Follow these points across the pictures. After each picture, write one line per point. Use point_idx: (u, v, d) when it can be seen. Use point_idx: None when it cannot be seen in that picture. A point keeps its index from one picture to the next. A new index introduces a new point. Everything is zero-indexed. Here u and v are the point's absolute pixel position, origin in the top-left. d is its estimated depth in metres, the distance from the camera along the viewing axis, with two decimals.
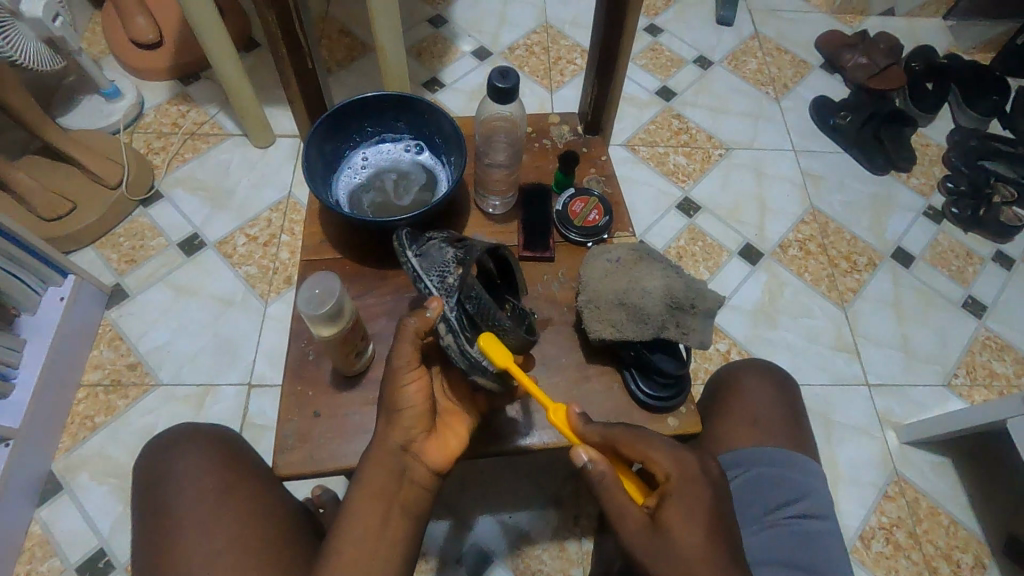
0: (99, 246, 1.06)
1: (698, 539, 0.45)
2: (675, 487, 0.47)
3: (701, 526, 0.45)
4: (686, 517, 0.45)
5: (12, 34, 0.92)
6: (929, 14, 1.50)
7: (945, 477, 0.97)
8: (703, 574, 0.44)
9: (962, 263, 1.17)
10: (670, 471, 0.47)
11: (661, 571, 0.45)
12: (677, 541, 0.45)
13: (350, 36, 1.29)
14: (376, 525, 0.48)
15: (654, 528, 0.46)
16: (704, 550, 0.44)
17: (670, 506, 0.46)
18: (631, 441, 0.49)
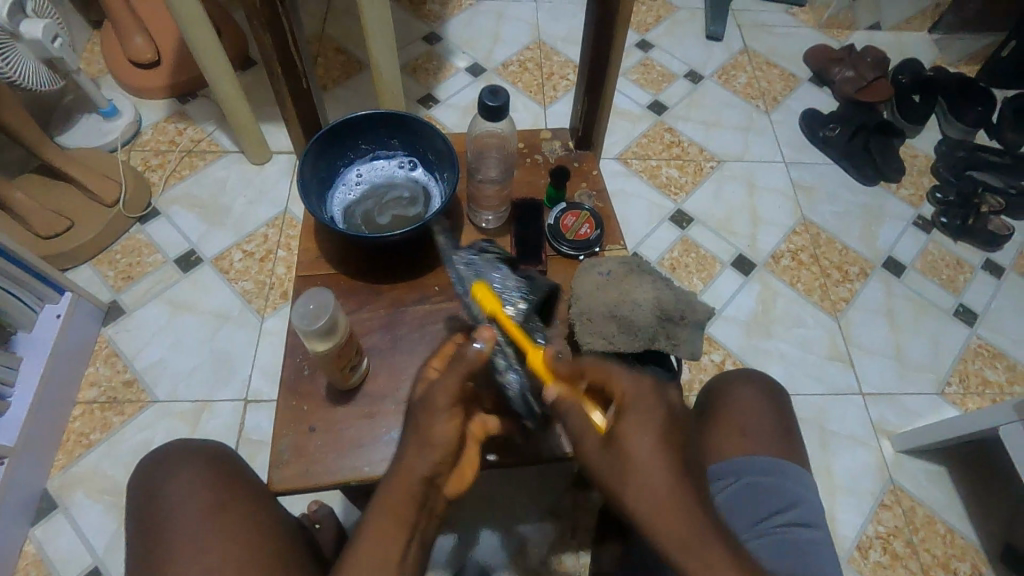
0: (96, 264, 1.07)
1: (649, 451, 0.41)
2: (629, 405, 0.44)
3: (655, 443, 0.42)
4: (638, 435, 0.42)
5: (11, 55, 0.93)
6: (914, 28, 1.53)
7: (941, 486, 0.97)
8: (647, 482, 0.41)
9: (953, 272, 1.18)
10: (627, 392, 0.45)
11: (614, 484, 0.42)
12: (630, 455, 0.42)
13: (347, 54, 1.31)
14: (397, 553, 0.42)
15: (608, 445, 0.43)
16: (651, 459, 0.41)
17: (622, 426, 0.43)
18: (593, 366, 0.47)
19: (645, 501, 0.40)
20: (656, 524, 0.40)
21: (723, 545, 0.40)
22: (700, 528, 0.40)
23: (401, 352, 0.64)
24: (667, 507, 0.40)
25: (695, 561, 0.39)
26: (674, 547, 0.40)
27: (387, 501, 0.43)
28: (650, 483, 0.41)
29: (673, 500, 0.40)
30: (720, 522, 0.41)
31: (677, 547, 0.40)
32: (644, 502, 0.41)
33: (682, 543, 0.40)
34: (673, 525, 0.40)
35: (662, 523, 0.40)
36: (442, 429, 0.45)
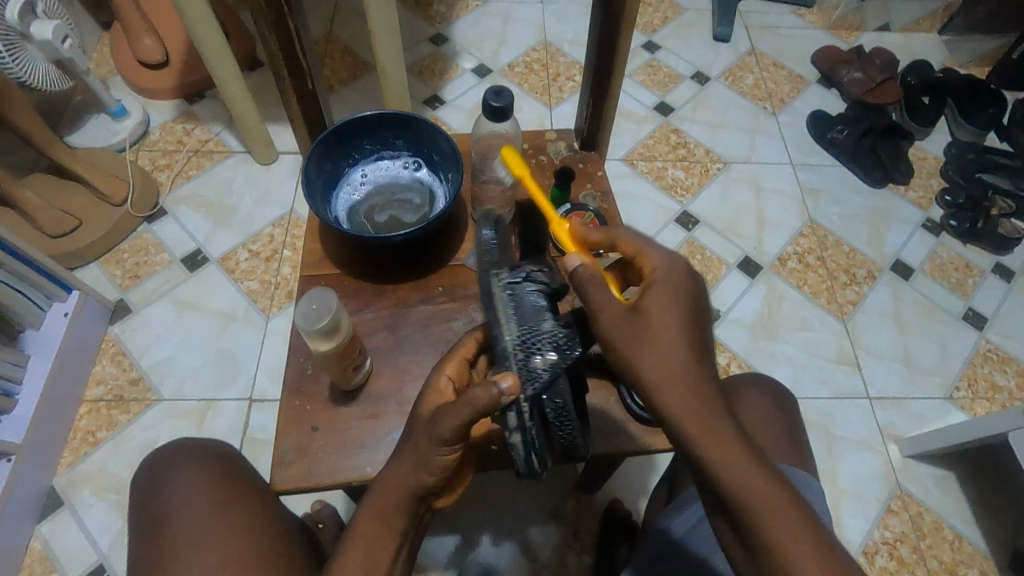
0: (104, 263, 1.07)
1: (672, 319, 0.43)
2: (659, 280, 0.46)
3: (680, 319, 0.44)
4: (664, 307, 0.44)
5: (22, 56, 0.95)
6: (923, 29, 1.52)
7: (948, 491, 0.96)
8: (667, 352, 0.42)
9: (962, 275, 1.17)
10: (658, 267, 0.47)
11: (628, 349, 0.43)
12: (653, 324, 0.43)
13: (353, 55, 1.32)
14: (384, 565, 0.46)
15: (633, 311, 0.45)
16: (673, 325, 0.43)
17: (650, 292, 0.45)
18: (628, 239, 0.49)
19: (664, 369, 0.42)
20: (669, 390, 0.41)
21: (729, 422, 0.41)
22: (712, 403, 0.41)
23: (404, 353, 0.64)
24: (682, 376, 0.42)
25: (700, 431, 0.41)
26: (683, 414, 0.41)
27: (379, 514, 0.46)
28: (673, 351, 0.42)
29: (688, 371, 0.42)
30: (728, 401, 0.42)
31: (686, 416, 0.41)
32: (658, 367, 0.42)
33: (690, 413, 0.41)
34: (684, 397, 0.41)
35: (676, 393, 0.41)
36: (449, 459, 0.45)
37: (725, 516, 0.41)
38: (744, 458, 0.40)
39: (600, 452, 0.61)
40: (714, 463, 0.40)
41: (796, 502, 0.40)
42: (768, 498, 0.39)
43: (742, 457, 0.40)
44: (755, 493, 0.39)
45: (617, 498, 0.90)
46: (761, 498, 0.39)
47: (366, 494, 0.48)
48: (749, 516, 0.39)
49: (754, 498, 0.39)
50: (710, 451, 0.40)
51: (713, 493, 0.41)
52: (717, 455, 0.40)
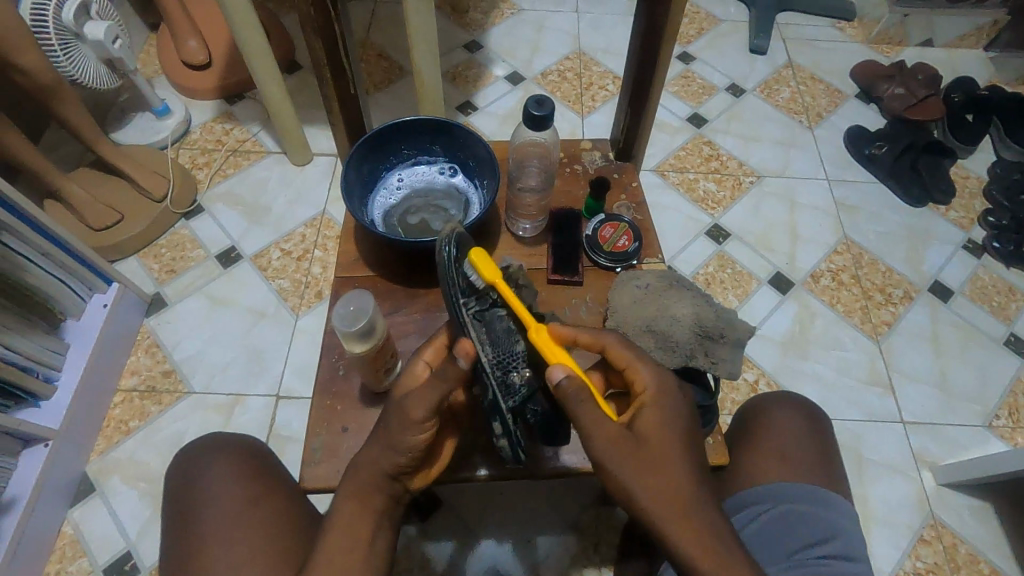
0: (142, 257, 1.11)
1: (671, 442, 0.46)
2: (650, 398, 0.49)
3: (675, 437, 0.46)
4: (660, 425, 0.47)
5: (74, 54, 0.98)
6: (968, 45, 1.48)
7: (985, 523, 0.93)
8: (672, 477, 0.44)
9: (1004, 299, 1.13)
10: (648, 385, 0.50)
11: (630, 475, 0.44)
12: (650, 443, 0.45)
13: (389, 60, 1.34)
14: (365, 540, 0.46)
15: (632, 433, 0.46)
16: (673, 448, 0.45)
17: (646, 413, 0.48)
18: (617, 349, 0.52)
19: (665, 491, 0.44)
20: (675, 516, 0.43)
21: (732, 549, 0.43)
22: (717, 530, 0.43)
23: None
24: (688, 503, 0.43)
25: (708, 560, 0.42)
26: (690, 542, 0.43)
27: (354, 492, 0.47)
28: (675, 471, 0.44)
29: (692, 494, 0.44)
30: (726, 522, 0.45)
31: (692, 545, 0.43)
32: (663, 493, 0.43)
33: (695, 540, 0.43)
34: (687, 524, 0.43)
35: (682, 520, 0.43)
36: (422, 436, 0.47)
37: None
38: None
39: None
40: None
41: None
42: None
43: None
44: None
45: None
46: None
47: (343, 478, 0.49)
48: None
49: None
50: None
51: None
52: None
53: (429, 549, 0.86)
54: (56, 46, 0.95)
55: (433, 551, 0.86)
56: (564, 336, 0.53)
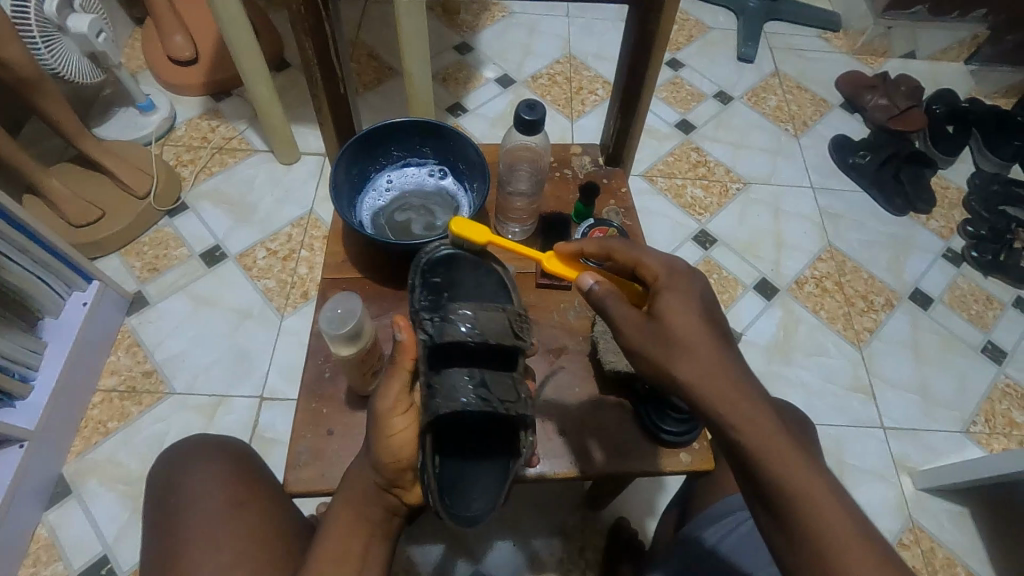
0: (123, 254, 1.09)
1: (689, 318, 0.44)
2: (664, 283, 0.46)
3: (695, 313, 0.44)
4: (679, 304, 0.45)
5: (57, 47, 0.96)
6: (950, 58, 1.52)
7: (961, 527, 0.95)
8: (695, 351, 0.42)
9: (982, 307, 1.16)
10: (659, 273, 0.48)
11: (663, 356, 0.43)
12: (671, 323, 0.44)
13: (379, 60, 1.33)
14: (356, 554, 0.49)
15: (651, 318, 0.45)
16: (694, 325, 0.43)
17: (661, 297, 0.45)
18: (621, 249, 0.50)
19: (695, 366, 0.42)
20: (709, 387, 0.41)
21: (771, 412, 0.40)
22: (753, 396, 0.40)
23: None
24: (721, 375, 0.41)
25: (750, 430, 0.39)
26: (727, 411, 0.40)
27: (352, 504, 0.50)
28: (699, 346, 0.42)
29: (721, 365, 0.41)
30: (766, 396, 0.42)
31: (733, 412, 0.40)
32: (695, 369, 0.42)
33: (733, 408, 0.40)
34: (723, 392, 0.40)
35: (712, 388, 0.41)
36: (402, 438, 0.50)
37: (788, 536, 0.38)
38: (796, 455, 0.38)
39: (623, 472, 0.61)
40: (770, 463, 0.38)
41: (851, 506, 0.37)
42: (828, 502, 0.37)
43: (789, 444, 0.39)
44: (816, 494, 0.37)
45: (624, 517, 0.89)
46: (819, 499, 0.37)
47: (337, 493, 0.52)
48: (812, 518, 0.37)
49: (814, 501, 0.37)
50: (763, 450, 0.39)
51: (774, 501, 0.38)
52: (770, 452, 0.38)
53: (414, 554, 0.85)
54: (37, 39, 0.93)
55: (417, 555, 0.85)
56: (570, 252, 0.55)
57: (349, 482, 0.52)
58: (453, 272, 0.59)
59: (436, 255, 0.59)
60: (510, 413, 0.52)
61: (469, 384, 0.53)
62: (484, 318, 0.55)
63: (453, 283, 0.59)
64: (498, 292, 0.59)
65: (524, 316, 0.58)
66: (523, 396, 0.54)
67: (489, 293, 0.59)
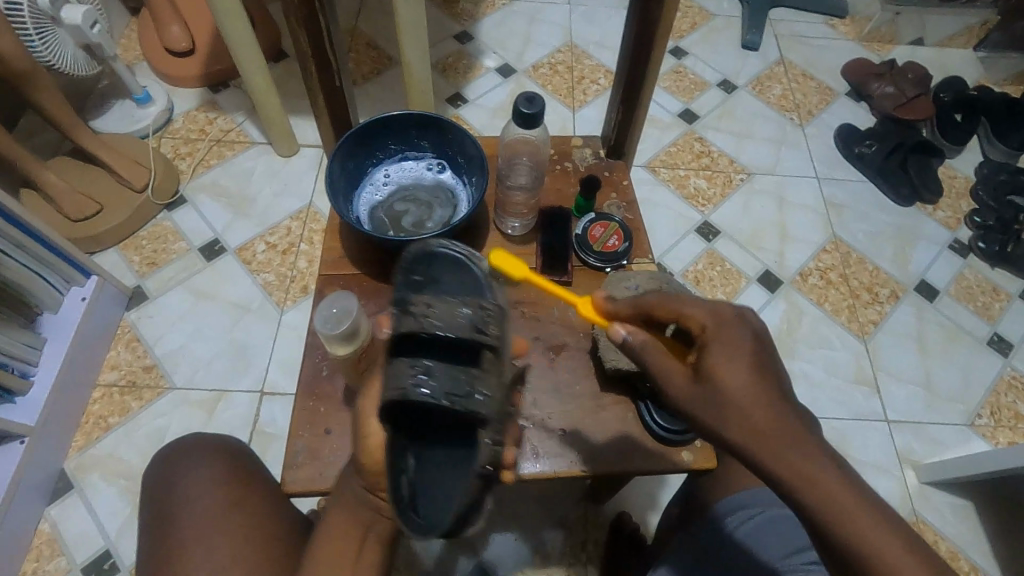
0: (122, 248, 1.08)
1: (744, 380, 0.39)
2: (710, 337, 0.41)
3: (749, 374, 0.39)
4: (730, 364, 0.40)
5: (51, 39, 0.95)
6: (959, 45, 1.49)
7: (964, 520, 0.94)
8: (753, 418, 0.39)
9: (988, 299, 1.14)
10: (705, 321, 0.42)
11: (714, 424, 0.40)
12: (724, 389, 0.39)
13: (378, 50, 1.31)
14: (347, 560, 0.51)
15: (699, 378, 0.41)
16: (749, 388, 0.39)
17: (708, 356, 0.41)
18: (660, 300, 0.45)
19: (752, 434, 0.39)
20: (770, 458, 0.38)
21: (837, 476, 0.38)
22: (816, 459, 0.38)
23: None
24: (781, 442, 0.38)
25: (817, 497, 0.38)
26: (794, 483, 0.38)
27: (346, 508, 0.52)
28: (755, 412, 0.39)
29: (782, 431, 0.38)
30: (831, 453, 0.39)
31: (797, 482, 0.38)
32: (754, 439, 0.39)
33: (799, 478, 0.38)
34: (785, 462, 0.38)
35: (773, 458, 0.38)
36: (376, 442, 0.51)
37: None
38: (870, 516, 0.37)
39: (623, 471, 0.60)
40: (845, 528, 0.38)
41: (929, 559, 0.37)
42: (907, 562, 0.36)
43: (857, 505, 0.37)
44: (892, 556, 0.37)
45: (626, 511, 0.89)
46: (896, 563, 0.36)
47: (334, 492, 0.54)
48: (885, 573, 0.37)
49: (892, 563, 0.37)
50: (835, 515, 0.38)
51: (849, 561, 0.38)
52: (842, 518, 0.38)
53: (416, 547, 0.85)
54: (32, 31, 0.92)
55: (420, 550, 0.85)
56: (603, 306, 0.51)
57: (345, 485, 0.53)
58: (433, 267, 0.54)
59: (418, 250, 0.55)
60: (466, 410, 0.46)
61: (420, 375, 0.46)
62: (442, 307, 0.48)
63: (431, 278, 0.53)
64: (477, 283, 0.52)
65: (491, 307, 0.49)
66: (481, 391, 0.46)
67: (468, 288, 0.53)
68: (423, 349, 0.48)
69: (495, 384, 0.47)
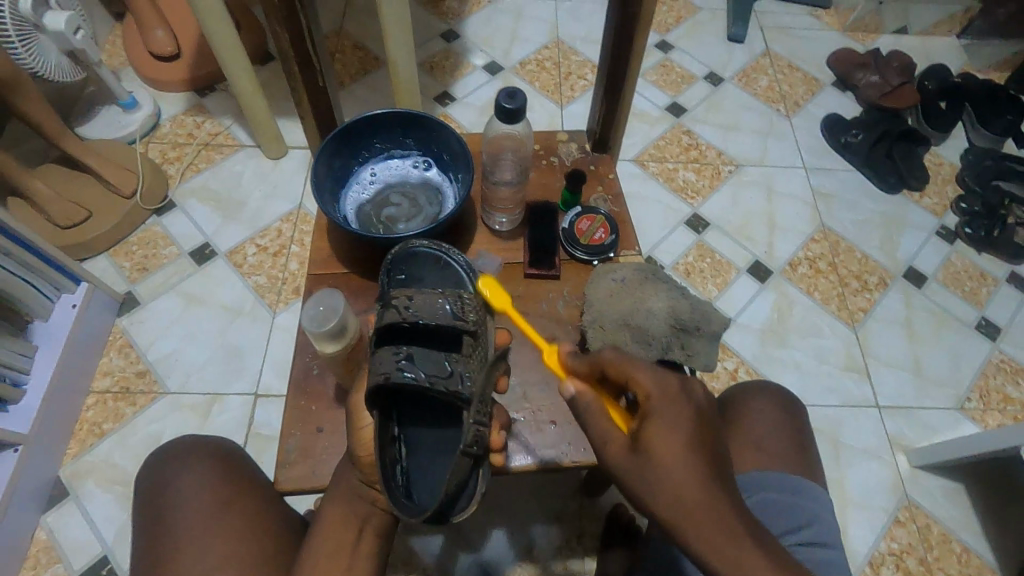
0: (112, 255, 1.08)
1: (678, 455, 0.40)
2: (653, 407, 0.42)
3: (684, 451, 0.40)
4: (667, 438, 0.40)
5: (34, 46, 0.94)
6: (942, 33, 1.50)
7: (956, 503, 0.95)
8: (681, 491, 0.39)
9: (975, 284, 1.15)
10: (650, 391, 0.42)
11: (644, 495, 0.40)
12: (658, 463, 0.40)
13: (364, 50, 1.31)
14: (349, 539, 0.51)
15: (635, 448, 0.41)
16: (681, 463, 0.39)
17: (648, 428, 0.41)
18: (613, 362, 0.46)
19: (679, 509, 0.39)
20: (695, 533, 0.39)
21: (758, 555, 0.38)
22: (742, 538, 0.39)
23: None
24: (706, 517, 0.39)
25: (734, 574, 0.38)
26: (717, 562, 0.38)
27: (341, 499, 0.53)
28: (685, 487, 0.39)
29: (709, 508, 0.39)
30: (759, 532, 0.39)
31: (715, 557, 0.38)
32: (679, 511, 0.39)
33: (723, 557, 0.38)
34: (707, 536, 0.38)
35: (697, 531, 0.39)
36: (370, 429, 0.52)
37: None
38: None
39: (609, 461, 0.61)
40: None
41: None
42: None
43: None
44: None
45: (621, 502, 0.90)
46: None
47: (332, 485, 0.55)
48: None
49: None
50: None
51: None
52: None
53: (415, 545, 0.85)
54: (15, 39, 0.91)
55: (419, 547, 0.85)
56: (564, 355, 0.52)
57: (340, 477, 0.55)
58: (416, 267, 0.59)
59: (401, 251, 0.59)
60: (447, 390, 0.51)
61: (404, 362, 0.50)
62: (421, 301, 0.52)
63: (416, 276, 0.58)
64: (459, 279, 0.57)
65: (468, 297, 0.54)
66: (462, 374, 0.51)
67: (451, 283, 0.58)
68: (410, 339, 0.54)
69: (476, 367, 0.52)
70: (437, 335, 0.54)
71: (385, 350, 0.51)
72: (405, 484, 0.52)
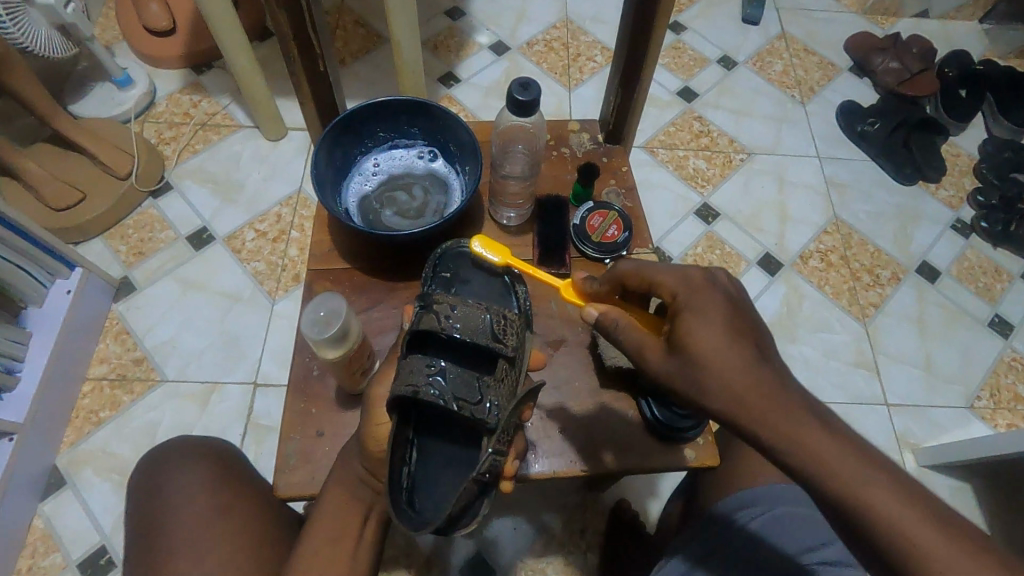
0: (107, 238, 1.05)
1: (716, 339, 0.39)
2: (681, 301, 0.42)
3: (721, 336, 0.40)
4: (700, 326, 0.40)
5: (23, 18, 0.90)
6: (964, 17, 1.45)
7: (962, 503, 0.95)
8: (726, 375, 0.39)
9: (990, 279, 1.13)
10: (676, 290, 0.43)
11: (691, 390, 0.41)
12: (697, 352, 0.40)
13: (366, 27, 1.27)
14: (352, 531, 0.51)
15: (672, 348, 0.42)
16: (721, 346, 0.39)
17: (682, 321, 0.41)
18: (632, 270, 0.47)
19: (726, 394, 0.39)
20: (746, 416, 0.38)
21: (814, 424, 0.37)
22: (794, 412, 0.37)
23: None
24: (754, 397, 0.38)
25: (796, 450, 0.37)
26: (776, 440, 0.37)
27: (344, 490, 0.52)
28: (729, 369, 0.39)
29: (755, 387, 0.38)
30: (815, 410, 0.38)
31: (772, 437, 0.37)
32: (727, 399, 0.39)
33: (782, 437, 0.37)
34: (761, 414, 0.38)
35: (747, 412, 0.38)
36: (385, 430, 0.49)
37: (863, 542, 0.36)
38: (864, 469, 0.36)
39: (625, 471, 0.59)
40: (829, 482, 0.36)
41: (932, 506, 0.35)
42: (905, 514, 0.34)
43: (836, 451, 0.36)
44: (889, 506, 0.34)
45: (626, 499, 0.89)
46: (890, 511, 0.34)
47: (333, 469, 0.53)
48: (874, 528, 0.35)
49: (889, 514, 0.34)
50: (822, 474, 0.36)
51: (842, 514, 0.36)
52: (820, 468, 0.36)
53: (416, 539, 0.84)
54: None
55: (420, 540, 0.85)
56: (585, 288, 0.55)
57: (342, 467, 0.53)
58: (462, 267, 0.59)
59: (449, 248, 0.59)
60: (472, 417, 0.49)
61: (435, 376, 0.49)
62: (464, 311, 0.52)
63: (460, 278, 0.58)
64: (504, 295, 0.57)
65: (511, 318, 0.53)
66: (490, 401, 0.50)
67: (496, 298, 0.57)
68: (444, 349, 0.53)
69: (505, 394, 0.50)
70: (472, 353, 0.53)
71: (417, 358, 0.50)
72: (408, 488, 0.51)
